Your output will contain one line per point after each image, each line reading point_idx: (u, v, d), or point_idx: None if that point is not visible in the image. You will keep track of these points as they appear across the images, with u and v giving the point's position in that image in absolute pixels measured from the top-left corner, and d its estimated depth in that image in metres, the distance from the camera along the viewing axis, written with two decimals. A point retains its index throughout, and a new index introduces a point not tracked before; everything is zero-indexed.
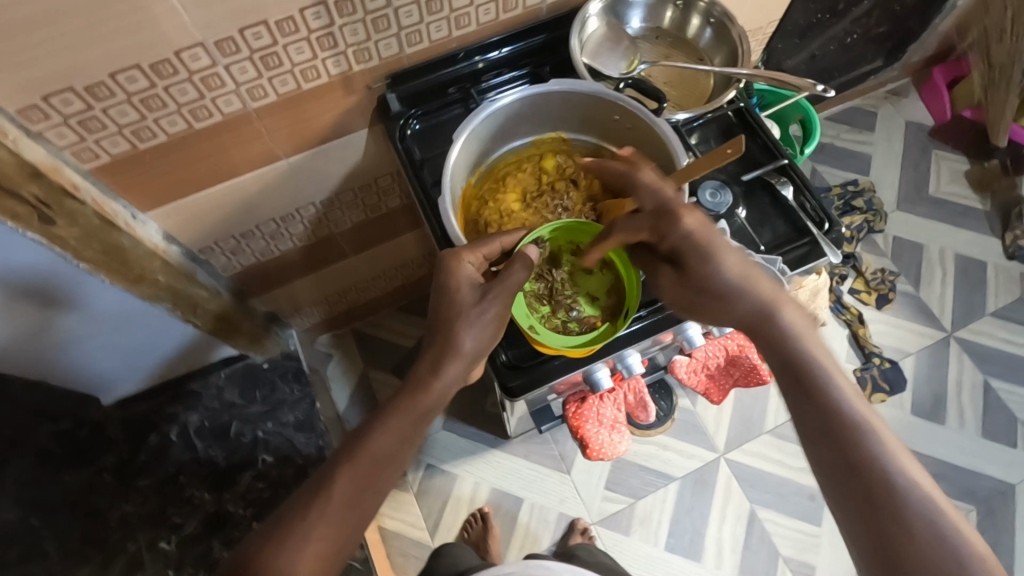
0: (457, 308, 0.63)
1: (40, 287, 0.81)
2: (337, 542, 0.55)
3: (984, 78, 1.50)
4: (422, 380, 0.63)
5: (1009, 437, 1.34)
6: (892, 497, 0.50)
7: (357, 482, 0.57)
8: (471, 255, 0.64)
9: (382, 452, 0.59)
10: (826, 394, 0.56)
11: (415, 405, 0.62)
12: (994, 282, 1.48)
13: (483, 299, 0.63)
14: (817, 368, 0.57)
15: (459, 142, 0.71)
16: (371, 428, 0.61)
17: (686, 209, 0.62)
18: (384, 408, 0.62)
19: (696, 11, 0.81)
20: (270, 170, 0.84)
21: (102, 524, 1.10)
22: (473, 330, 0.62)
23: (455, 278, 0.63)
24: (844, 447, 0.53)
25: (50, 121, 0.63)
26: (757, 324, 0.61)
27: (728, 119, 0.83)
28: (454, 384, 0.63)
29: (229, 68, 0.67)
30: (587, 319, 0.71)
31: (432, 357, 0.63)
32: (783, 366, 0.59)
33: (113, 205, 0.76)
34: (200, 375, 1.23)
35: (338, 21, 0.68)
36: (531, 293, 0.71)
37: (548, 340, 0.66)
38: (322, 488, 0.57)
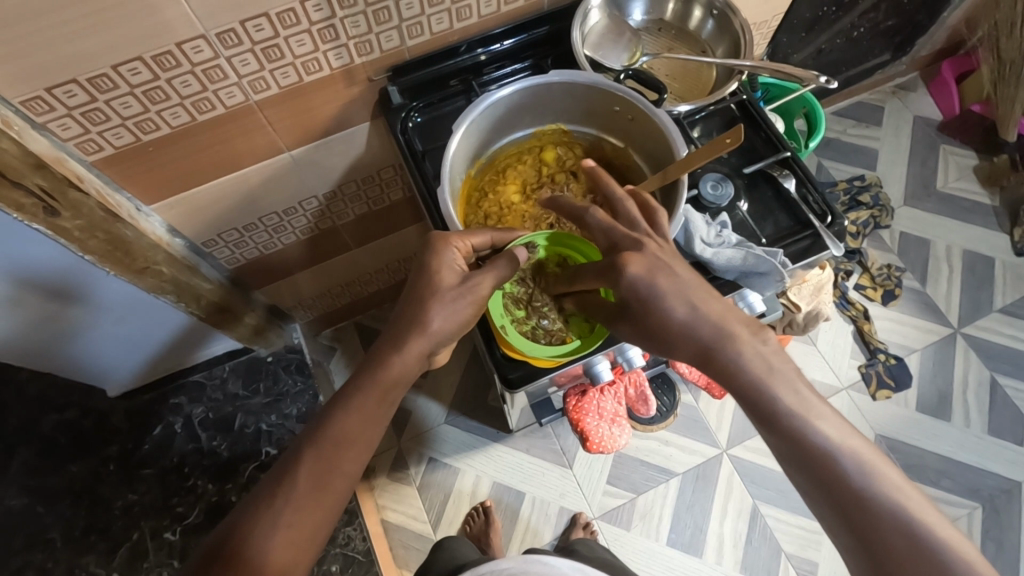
0: (432, 288, 0.63)
1: (46, 279, 0.82)
2: (309, 524, 0.56)
3: (993, 73, 1.47)
4: (383, 356, 0.62)
5: (1015, 435, 1.33)
6: (877, 525, 0.48)
7: (320, 465, 0.57)
8: (459, 242, 0.65)
9: (345, 434, 0.59)
10: (791, 421, 0.52)
11: (377, 383, 0.61)
12: (1002, 278, 1.47)
13: (461, 283, 0.63)
14: (776, 395, 0.53)
15: (458, 133, 0.71)
16: (337, 410, 0.60)
17: (630, 255, 0.58)
18: (347, 389, 0.62)
19: (698, 3, 0.80)
20: (272, 162, 0.84)
21: (108, 513, 1.12)
22: (442, 310, 0.62)
23: (439, 261, 0.64)
24: (818, 478, 0.50)
25: (54, 113, 0.64)
26: (702, 359, 0.57)
27: (730, 111, 0.83)
28: (417, 362, 0.63)
29: (231, 60, 0.67)
30: (558, 332, 0.70)
31: (397, 335, 0.63)
32: (741, 397, 0.55)
33: (116, 197, 0.77)
34: (203, 367, 1.24)
35: (339, 14, 0.68)
36: (511, 294, 0.71)
37: (514, 343, 0.67)
38: (288, 473, 0.57)
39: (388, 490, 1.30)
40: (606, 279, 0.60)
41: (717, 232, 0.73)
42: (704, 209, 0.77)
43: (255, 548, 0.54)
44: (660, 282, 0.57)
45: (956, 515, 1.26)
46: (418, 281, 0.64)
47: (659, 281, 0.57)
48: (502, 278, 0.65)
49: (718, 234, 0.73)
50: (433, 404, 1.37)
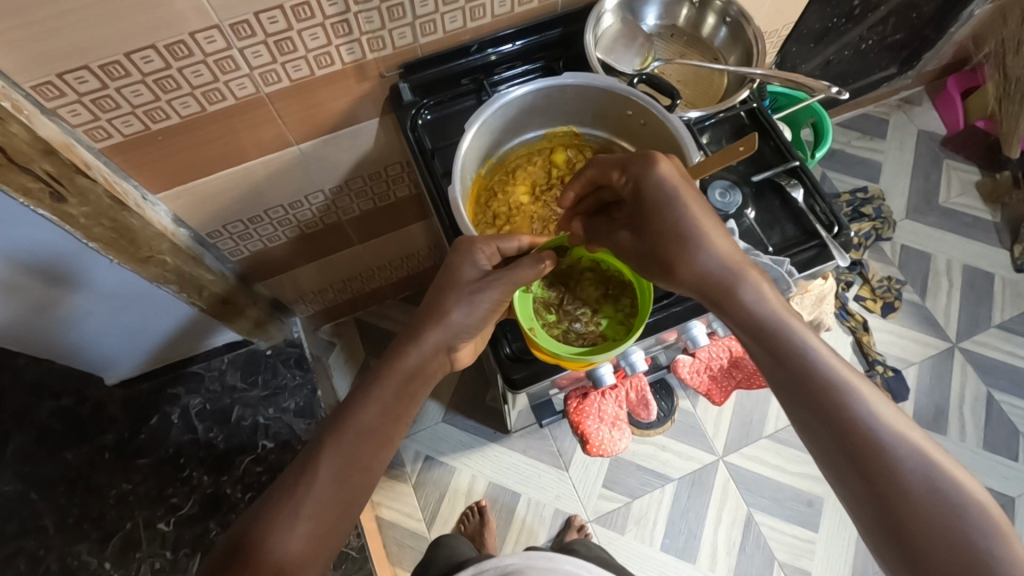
0: (453, 278, 0.64)
1: (46, 264, 0.81)
2: (329, 516, 0.56)
3: (999, 90, 1.48)
4: (401, 348, 0.64)
5: (1009, 450, 1.34)
6: (880, 458, 0.47)
7: (342, 457, 0.57)
8: (486, 246, 0.64)
9: (365, 426, 0.59)
10: (801, 353, 0.53)
11: (395, 375, 0.62)
12: (1001, 294, 1.47)
13: (483, 279, 0.63)
14: (792, 335, 0.54)
15: (471, 132, 0.71)
16: (357, 402, 0.61)
17: (661, 155, 0.60)
18: (367, 383, 0.62)
19: (712, 10, 0.80)
20: (279, 155, 0.84)
21: (101, 501, 1.11)
22: (464, 304, 0.63)
23: (465, 258, 0.64)
24: (820, 408, 0.50)
25: (64, 99, 0.64)
26: (717, 291, 0.58)
27: (740, 119, 0.83)
28: (434, 354, 0.64)
29: (243, 51, 0.67)
30: (591, 336, 0.71)
31: (417, 326, 0.65)
32: (751, 335, 0.56)
33: (123, 184, 0.77)
34: (202, 358, 1.23)
35: (353, 9, 0.68)
36: (541, 299, 0.72)
37: (547, 346, 0.67)
38: (309, 465, 0.57)
39: (383, 488, 1.30)
40: (627, 173, 0.61)
41: None
42: None
43: (274, 538, 0.53)
44: (683, 191, 0.59)
45: None
46: (443, 273, 0.65)
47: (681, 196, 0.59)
48: (525, 280, 0.63)
49: None
50: (431, 403, 1.37)
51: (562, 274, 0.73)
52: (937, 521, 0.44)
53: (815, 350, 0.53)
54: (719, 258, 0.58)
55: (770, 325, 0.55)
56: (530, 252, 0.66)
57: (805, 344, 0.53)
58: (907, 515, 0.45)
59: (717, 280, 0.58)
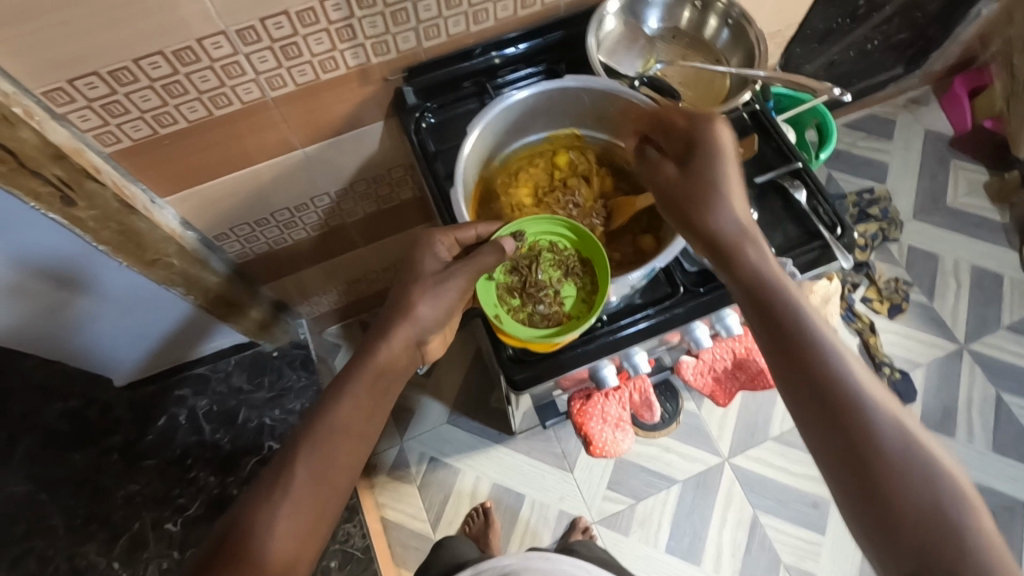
0: (416, 274, 0.66)
1: (54, 268, 0.83)
2: (310, 516, 0.56)
3: (1005, 90, 1.48)
4: (369, 346, 0.63)
5: (1019, 453, 1.32)
6: (863, 422, 0.47)
7: (317, 458, 0.57)
8: (444, 237, 0.67)
9: (340, 426, 0.59)
10: (800, 320, 0.52)
11: (367, 372, 0.62)
12: (1009, 295, 1.46)
13: (445, 270, 0.65)
14: (789, 300, 0.53)
15: (472, 135, 0.72)
16: (327, 402, 0.60)
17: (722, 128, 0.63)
18: (337, 383, 0.62)
19: (714, 12, 0.81)
20: (285, 159, 0.85)
21: (109, 502, 1.13)
22: (430, 299, 0.64)
23: (424, 252, 0.66)
24: (812, 378, 0.49)
25: (73, 104, 0.65)
26: (723, 248, 0.58)
27: (743, 121, 0.83)
28: (405, 350, 0.64)
29: (249, 57, 0.68)
30: (555, 315, 0.70)
31: (384, 323, 0.64)
32: (749, 294, 0.54)
33: (131, 188, 0.77)
34: (209, 360, 1.24)
35: (357, 14, 0.68)
36: (503, 284, 0.70)
37: (514, 331, 0.67)
38: (285, 468, 0.57)
39: (388, 488, 1.31)
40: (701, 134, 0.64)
41: None
42: None
43: (255, 541, 0.54)
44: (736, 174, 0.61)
45: None
46: (406, 271, 0.67)
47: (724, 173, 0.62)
48: (488, 265, 0.65)
49: None
50: (435, 404, 1.38)
51: (521, 256, 0.70)
52: (910, 487, 0.44)
53: (811, 316, 0.52)
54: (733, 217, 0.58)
55: (770, 286, 0.54)
56: (486, 239, 0.69)
57: (802, 308, 0.52)
58: (891, 495, 0.44)
59: (730, 238, 0.58)
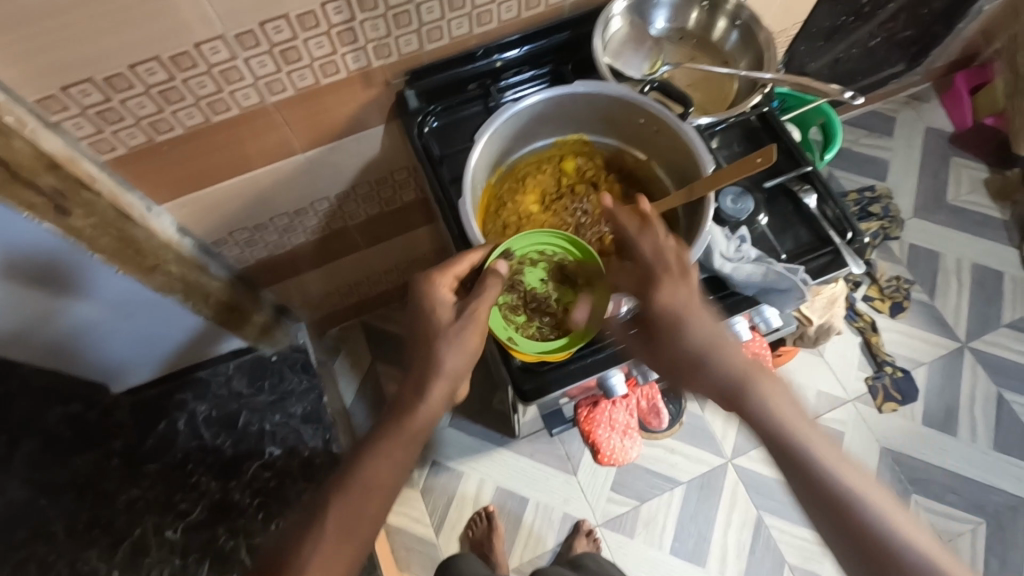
0: (433, 330, 0.63)
1: (42, 270, 0.78)
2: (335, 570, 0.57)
3: (1010, 86, 1.47)
4: (404, 402, 0.63)
5: (1021, 451, 1.33)
6: (853, 515, 0.52)
7: (348, 509, 0.59)
8: (443, 277, 0.65)
9: (371, 480, 0.60)
10: (777, 418, 0.57)
11: (401, 429, 0.62)
12: (1011, 293, 1.46)
13: (459, 318, 0.63)
14: (763, 401, 0.58)
15: (481, 142, 0.70)
16: (361, 456, 0.61)
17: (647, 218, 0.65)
18: (373, 435, 0.63)
19: (722, 13, 0.79)
20: (286, 163, 0.83)
21: (109, 509, 1.11)
22: (452, 351, 0.62)
23: (429, 301, 0.64)
24: (801, 469, 0.55)
25: (67, 112, 0.63)
26: (691, 370, 0.61)
27: (750, 124, 0.81)
28: (438, 403, 0.63)
29: (248, 61, 0.66)
30: (561, 325, 0.69)
31: (415, 378, 0.63)
32: (729, 399, 0.60)
33: (128, 197, 0.76)
34: (209, 364, 1.23)
35: (359, 17, 0.67)
36: (505, 305, 0.69)
37: (529, 350, 0.67)
38: (316, 520, 0.59)
39: None
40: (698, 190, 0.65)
41: (738, 245, 0.72)
42: (723, 223, 0.75)
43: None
44: (665, 292, 0.62)
45: (959, 531, 1.26)
46: (420, 328, 0.64)
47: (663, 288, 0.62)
48: (493, 298, 0.64)
49: (740, 248, 0.71)
50: None
51: (515, 273, 0.69)
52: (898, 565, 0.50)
53: (788, 416, 0.57)
54: (698, 334, 0.61)
55: (744, 391, 0.59)
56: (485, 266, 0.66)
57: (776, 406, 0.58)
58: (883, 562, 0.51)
59: (696, 355, 0.61)
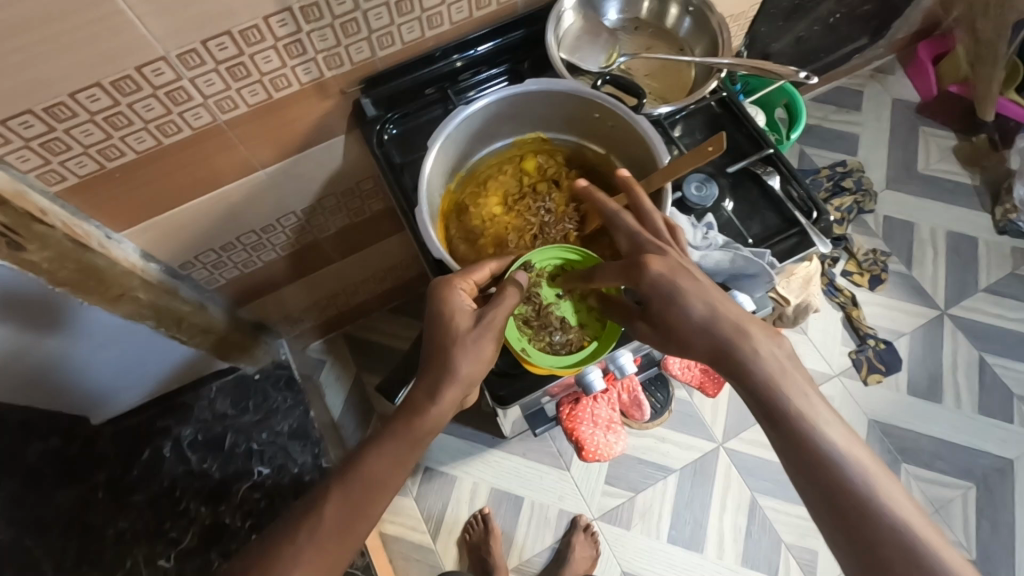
0: (453, 335, 0.61)
1: (27, 312, 0.76)
2: (329, 559, 0.58)
3: (971, 54, 1.47)
4: (416, 404, 0.62)
5: (1005, 413, 1.34)
6: (873, 526, 0.49)
7: (349, 502, 0.60)
8: (464, 283, 0.64)
9: (373, 476, 0.61)
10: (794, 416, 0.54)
11: (411, 431, 0.62)
12: (986, 257, 1.47)
13: (478, 323, 0.62)
14: (784, 398, 0.55)
15: (435, 148, 0.69)
16: (366, 452, 0.62)
17: (653, 258, 0.60)
18: (381, 432, 0.63)
19: (675, 1, 0.79)
20: (246, 181, 0.82)
21: (98, 543, 1.09)
22: (468, 357, 0.61)
23: (447, 306, 0.63)
24: (816, 469, 0.52)
25: (10, 145, 0.61)
26: (720, 356, 0.57)
27: (711, 109, 0.81)
28: (450, 408, 0.62)
29: (194, 81, 0.64)
30: (576, 339, 0.67)
31: (429, 383, 0.62)
32: (751, 393, 0.56)
33: (85, 226, 0.74)
34: (192, 388, 1.21)
35: (305, 28, 0.66)
36: (519, 316, 0.68)
37: (541, 362, 0.65)
38: (315, 507, 0.60)
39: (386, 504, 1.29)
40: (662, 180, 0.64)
41: (705, 233, 0.71)
42: (689, 211, 0.75)
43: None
44: (682, 283, 0.59)
45: (950, 496, 1.28)
46: (436, 334, 0.63)
47: (681, 283, 0.59)
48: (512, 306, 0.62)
49: (706, 235, 0.71)
50: None
51: (533, 285, 0.68)
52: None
53: (812, 416, 0.54)
54: (711, 317, 0.58)
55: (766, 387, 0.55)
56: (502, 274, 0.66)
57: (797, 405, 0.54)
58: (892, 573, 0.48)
59: (718, 345, 0.57)
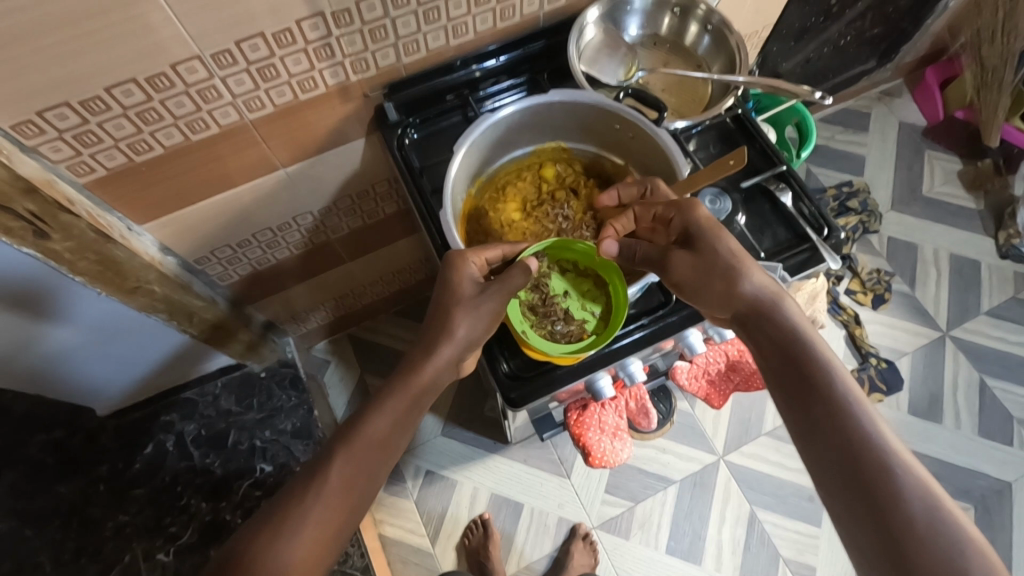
0: (455, 297, 0.65)
1: (21, 297, 0.78)
2: (333, 525, 0.57)
3: (976, 79, 1.48)
4: (415, 363, 0.65)
5: (1004, 436, 1.35)
6: (882, 474, 0.50)
7: (352, 465, 0.60)
8: (476, 258, 0.66)
9: (377, 436, 0.62)
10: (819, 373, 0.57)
11: (411, 386, 0.65)
12: (988, 281, 1.49)
13: (480, 294, 0.65)
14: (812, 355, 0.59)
15: (459, 154, 0.71)
16: (368, 413, 0.63)
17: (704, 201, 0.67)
18: (380, 392, 0.65)
19: (694, 19, 0.81)
20: (266, 179, 0.83)
21: (97, 536, 1.09)
22: (468, 317, 0.64)
23: (458, 275, 0.65)
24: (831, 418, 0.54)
25: (44, 136, 0.62)
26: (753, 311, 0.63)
27: (726, 125, 0.83)
28: (447, 368, 0.65)
29: (225, 80, 0.66)
30: (575, 332, 0.71)
31: (428, 341, 0.66)
32: (781, 350, 0.60)
33: (107, 217, 0.75)
34: (194, 385, 1.22)
35: (335, 32, 0.67)
36: (526, 302, 0.72)
37: (539, 346, 0.67)
38: (319, 471, 0.60)
39: (385, 505, 1.29)
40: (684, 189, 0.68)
41: None
42: None
43: (274, 558, 0.54)
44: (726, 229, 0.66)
45: None
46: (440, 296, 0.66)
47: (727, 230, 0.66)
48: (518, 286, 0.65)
49: None
50: (430, 417, 1.36)
51: (542, 275, 0.73)
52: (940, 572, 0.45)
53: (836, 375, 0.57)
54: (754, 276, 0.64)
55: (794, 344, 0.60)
56: (514, 259, 0.69)
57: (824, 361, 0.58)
58: (899, 520, 0.48)
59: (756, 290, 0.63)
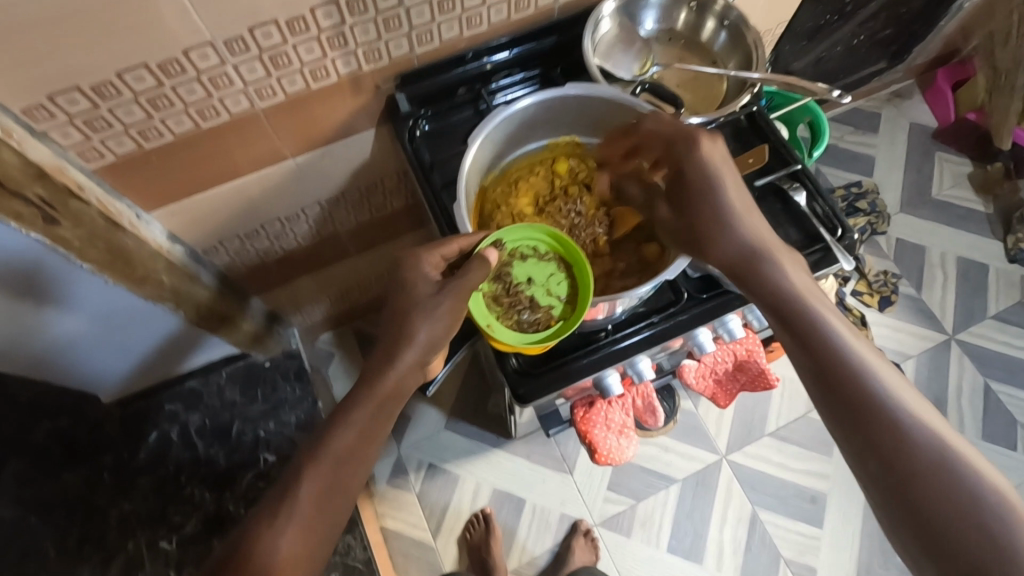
0: (409, 298, 0.64)
1: (20, 278, 0.73)
2: (313, 534, 0.58)
3: (988, 82, 1.47)
4: (375, 371, 0.64)
5: (1008, 440, 1.35)
6: (894, 426, 0.50)
7: (320, 481, 0.59)
8: (431, 255, 0.65)
9: (341, 451, 0.61)
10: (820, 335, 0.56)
11: (372, 396, 0.63)
12: (996, 285, 1.48)
13: (438, 291, 0.64)
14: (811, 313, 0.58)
15: (473, 147, 0.71)
16: (332, 427, 0.62)
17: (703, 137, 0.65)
18: (342, 405, 0.63)
19: (710, 14, 0.80)
20: (275, 169, 0.83)
21: (101, 524, 1.10)
22: (425, 321, 0.63)
23: (415, 273, 0.65)
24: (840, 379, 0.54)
25: (55, 120, 0.62)
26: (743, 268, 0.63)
27: (739, 123, 0.83)
28: (410, 372, 0.64)
29: (238, 67, 0.65)
30: (542, 318, 0.67)
31: (385, 349, 0.64)
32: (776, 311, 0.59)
33: (116, 205, 0.75)
34: (201, 374, 1.20)
35: (348, 21, 0.67)
36: (489, 293, 0.67)
37: (504, 339, 0.65)
38: (289, 489, 0.59)
39: (387, 498, 1.29)
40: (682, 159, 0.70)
41: None
42: None
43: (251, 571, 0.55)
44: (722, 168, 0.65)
45: None
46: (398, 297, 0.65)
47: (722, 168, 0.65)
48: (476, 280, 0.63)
49: None
50: (432, 411, 1.36)
51: (502, 265, 0.68)
52: (990, 556, 0.44)
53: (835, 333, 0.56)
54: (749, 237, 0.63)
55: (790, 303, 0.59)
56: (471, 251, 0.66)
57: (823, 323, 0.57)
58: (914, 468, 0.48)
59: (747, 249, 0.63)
